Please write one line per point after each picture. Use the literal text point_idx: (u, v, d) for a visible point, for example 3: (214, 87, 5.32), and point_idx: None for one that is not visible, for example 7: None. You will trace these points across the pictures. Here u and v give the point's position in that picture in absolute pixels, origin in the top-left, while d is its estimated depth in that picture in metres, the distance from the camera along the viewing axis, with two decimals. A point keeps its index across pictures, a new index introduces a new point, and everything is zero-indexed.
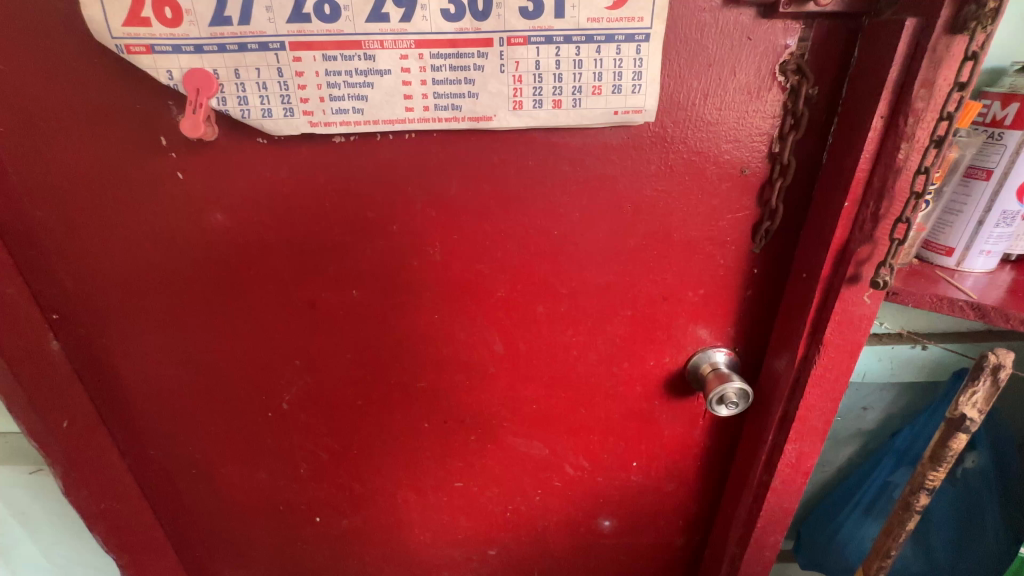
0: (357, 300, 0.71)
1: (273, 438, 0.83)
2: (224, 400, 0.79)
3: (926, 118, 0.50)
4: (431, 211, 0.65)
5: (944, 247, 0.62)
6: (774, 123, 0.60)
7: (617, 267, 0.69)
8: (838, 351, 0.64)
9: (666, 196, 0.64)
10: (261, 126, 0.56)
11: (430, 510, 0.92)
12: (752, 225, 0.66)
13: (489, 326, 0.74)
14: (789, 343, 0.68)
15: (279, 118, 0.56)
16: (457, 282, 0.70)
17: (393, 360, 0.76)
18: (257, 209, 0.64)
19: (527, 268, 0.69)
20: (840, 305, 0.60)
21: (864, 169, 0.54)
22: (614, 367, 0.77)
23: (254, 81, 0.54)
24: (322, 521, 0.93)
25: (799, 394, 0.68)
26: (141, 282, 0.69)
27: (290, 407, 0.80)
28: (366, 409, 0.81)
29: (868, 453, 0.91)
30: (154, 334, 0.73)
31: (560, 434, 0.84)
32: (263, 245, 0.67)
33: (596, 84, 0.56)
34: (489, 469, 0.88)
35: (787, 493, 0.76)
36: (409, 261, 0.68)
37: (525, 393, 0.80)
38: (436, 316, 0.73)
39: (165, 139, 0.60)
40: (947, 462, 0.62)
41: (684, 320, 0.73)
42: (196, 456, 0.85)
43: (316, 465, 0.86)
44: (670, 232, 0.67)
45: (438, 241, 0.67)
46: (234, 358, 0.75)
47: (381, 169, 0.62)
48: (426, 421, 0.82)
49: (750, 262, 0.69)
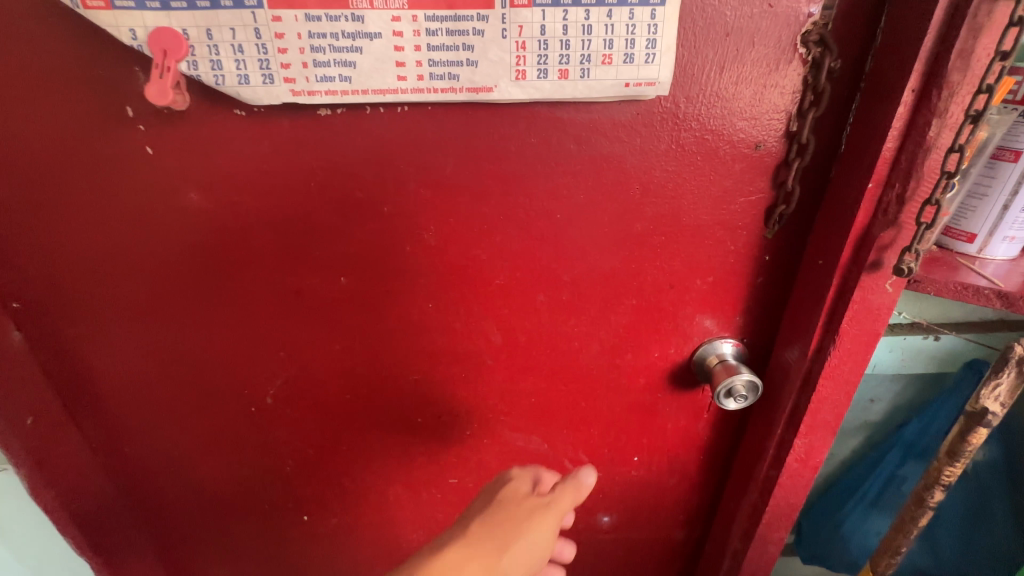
0: (346, 288, 0.66)
1: (259, 434, 0.79)
2: (206, 395, 0.75)
3: (962, 92, 0.47)
4: (425, 191, 0.60)
5: (966, 233, 0.59)
6: (792, 99, 0.56)
7: (622, 254, 0.65)
8: (855, 343, 0.61)
9: (676, 177, 0.61)
10: (236, 94, 0.51)
11: (424, 507, 0.89)
12: (766, 209, 0.63)
13: (486, 315, 0.69)
14: (801, 334, 0.65)
15: (257, 85, 0.50)
16: (453, 268, 0.66)
17: (386, 352, 0.72)
18: (237, 189, 0.59)
19: (529, 254, 0.65)
20: (860, 293, 0.57)
21: (891, 148, 0.51)
22: (616, 359, 0.74)
23: (229, 42, 0.48)
24: (311, 519, 0.89)
25: (811, 388, 0.65)
26: (111, 267, 0.64)
27: (275, 401, 0.76)
28: (357, 403, 0.77)
29: (874, 447, 0.88)
30: (128, 325, 0.68)
31: (559, 428, 0.81)
32: (244, 228, 0.62)
33: (606, 53, 0.52)
34: (486, 464, 0.85)
35: (794, 489, 0.74)
36: (401, 246, 0.64)
37: (523, 385, 0.76)
38: (430, 306, 0.68)
39: (132, 109, 0.55)
40: (964, 458, 0.60)
41: (691, 309, 0.70)
42: (174, 453, 0.80)
43: (304, 461, 0.82)
44: (679, 216, 0.63)
45: (434, 224, 0.62)
46: (215, 349, 0.71)
47: (371, 145, 0.57)
48: (420, 415, 0.79)
49: (762, 248, 0.65)
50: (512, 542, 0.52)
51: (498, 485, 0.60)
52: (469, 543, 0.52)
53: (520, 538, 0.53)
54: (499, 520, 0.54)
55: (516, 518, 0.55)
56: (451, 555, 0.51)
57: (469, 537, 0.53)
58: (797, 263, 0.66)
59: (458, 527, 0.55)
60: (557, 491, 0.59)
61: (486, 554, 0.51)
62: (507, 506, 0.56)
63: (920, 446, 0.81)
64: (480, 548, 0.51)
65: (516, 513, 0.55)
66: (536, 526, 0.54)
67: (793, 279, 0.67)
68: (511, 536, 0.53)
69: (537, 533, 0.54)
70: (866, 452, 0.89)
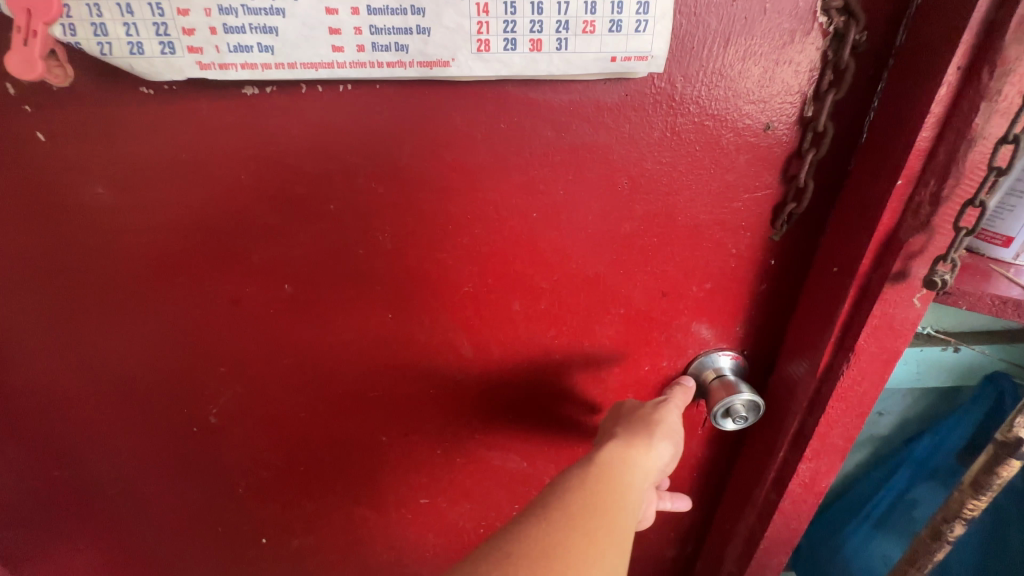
0: (291, 296, 0.58)
1: (204, 456, 0.70)
2: (140, 414, 0.66)
3: (1020, 70, 0.38)
4: (377, 186, 0.52)
5: (1001, 236, 0.51)
6: (808, 79, 0.48)
7: (608, 257, 0.57)
8: (871, 362, 0.53)
9: (671, 170, 0.52)
10: (129, 67, 0.42)
11: (394, 527, 0.82)
12: (774, 207, 0.54)
13: (454, 326, 0.61)
14: (810, 349, 0.57)
15: (154, 56, 0.41)
16: (414, 273, 0.57)
17: (344, 367, 0.64)
18: (155, 183, 0.50)
19: (501, 258, 0.57)
20: (880, 307, 0.49)
21: (927, 138, 0.43)
22: (602, 373, 0.66)
23: (114, 2, 0.39)
24: (270, 542, 0.81)
25: (819, 409, 0.58)
26: (13, 273, 0.55)
27: (219, 420, 0.67)
28: (314, 421, 0.69)
29: (881, 466, 0.82)
30: (43, 337, 0.59)
31: (539, 445, 0.74)
32: (167, 228, 0.53)
33: (587, 19, 0.43)
34: (460, 483, 0.77)
35: (796, 515, 0.67)
36: (353, 249, 0.55)
37: (499, 401, 0.69)
38: (390, 316, 0.60)
39: (14, 86, 0.45)
40: (991, 491, 0.53)
41: (686, 319, 0.62)
42: (109, 476, 0.71)
43: (258, 482, 0.74)
44: (674, 215, 0.55)
45: (390, 224, 0.54)
46: (146, 364, 0.62)
47: (311, 132, 0.48)
48: (385, 432, 0.71)
49: (767, 251, 0.57)
50: (657, 429, 0.56)
51: (615, 407, 0.63)
52: (622, 437, 0.55)
53: (664, 427, 0.57)
54: (638, 419, 0.58)
55: (651, 414, 0.58)
56: (613, 446, 0.53)
57: (621, 434, 0.55)
58: (806, 269, 0.58)
59: (601, 435, 0.58)
60: (669, 393, 0.63)
61: (639, 444, 0.54)
62: (639, 410, 0.60)
63: (932, 464, 0.76)
64: (636, 438, 0.54)
65: (647, 411, 0.59)
66: (671, 417, 0.58)
67: (801, 287, 0.59)
68: (656, 425, 0.56)
69: (671, 422, 0.57)
70: (870, 472, 0.84)
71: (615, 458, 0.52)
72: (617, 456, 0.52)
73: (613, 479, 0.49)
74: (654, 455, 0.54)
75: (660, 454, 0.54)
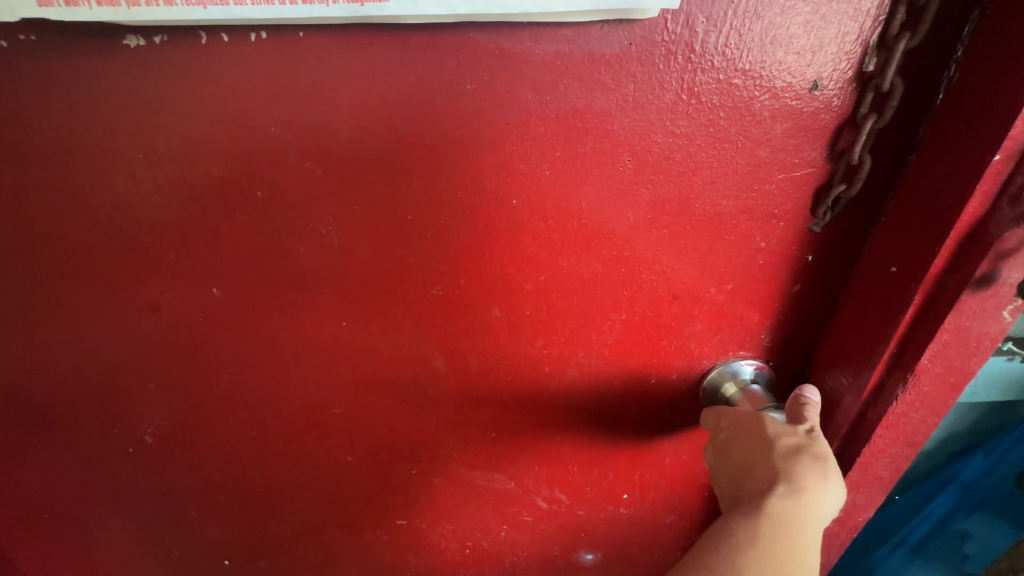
0: (223, 302, 0.48)
1: (144, 477, 0.61)
2: (63, 433, 0.57)
3: None
4: (313, 167, 0.41)
5: None
6: (871, 21, 0.36)
7: (607, 253, 0.46)
8: (933, 384, 0.44)
9: (688, 144, 0.41)
10: None
11: (370, 549, 0.72)
12: (817, 190, 0.43)
13: (422, 334, 0.51)
14: (856, 366, 0.47)
15: None
16: (370, 274, 0.47)
17: (297, 381, 0.54)
18: (38, 164, 0.41)
19: (475, 255, 0.46)
20: (953, 320, 0.40)
21: None
22: (601, 387, 0.56)
23: None
24: (233, 564, 0.72)
25: (863, 436, 0.48)
26: None
27: (156, 440, 0.58)
28: (267, 440, 0.59)
29: (916, 493, 0.85)
30: None
31: (530, 464, 0.64)
32: (64, 219, 0.43)
33: None
34: (441, 504, 0.68)
35: (825, 549, 0.58)
36: (292, 245, 0.45)
37: (480, 417, 0.59)
38: (344, 324, 0.50)
39: None
40: None
41: (701, 326, 0.52)
42: (42, 499, 0.63)
43: (210, 505, 0.65)
44: (690, 200, 0.44)
45: (334, 214, 0.43)
46: (63, 377, 0.53)
47: (220, 96, 0.38)
48: (351, 453, 0.61)
49: (805, 245, 0.46)
50: (826, 464, 0.42)
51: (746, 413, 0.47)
52: (790, 478, 0.40)
53: (829, 459, 0.42)
54: (798, 447, 0.42)
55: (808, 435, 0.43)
56: (780, 495, 0.39)
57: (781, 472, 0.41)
58: (851, 268, 0.47)
59: (746, 462, 0.43)
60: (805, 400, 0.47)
61: (811, 495, 0.40)
62: (791, 429, 0.44)
63: (979, 495, 0.80)
64: (806, 480, 0.40)
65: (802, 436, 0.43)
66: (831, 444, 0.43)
67: (841, 289, 0.48)
68: (827, 458, 0.41)
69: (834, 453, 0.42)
70: (898, 497, 0.86)
71: (782, 519, 0.39)
72: (788, 514, 0.39)
73: (788, 551, 0.38)
74: (827, 503, 0.40)
75: (831, 503, 0.40)
